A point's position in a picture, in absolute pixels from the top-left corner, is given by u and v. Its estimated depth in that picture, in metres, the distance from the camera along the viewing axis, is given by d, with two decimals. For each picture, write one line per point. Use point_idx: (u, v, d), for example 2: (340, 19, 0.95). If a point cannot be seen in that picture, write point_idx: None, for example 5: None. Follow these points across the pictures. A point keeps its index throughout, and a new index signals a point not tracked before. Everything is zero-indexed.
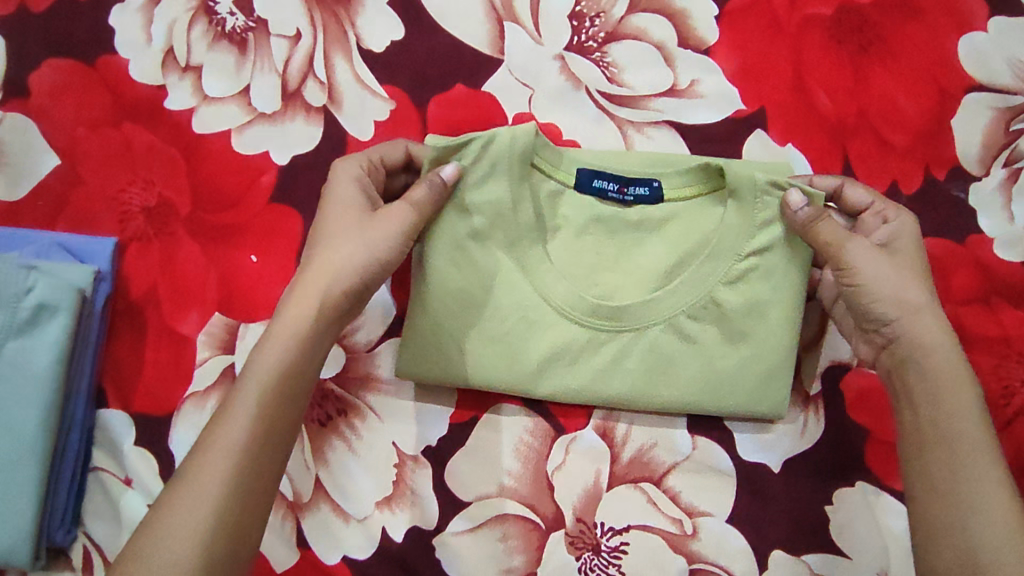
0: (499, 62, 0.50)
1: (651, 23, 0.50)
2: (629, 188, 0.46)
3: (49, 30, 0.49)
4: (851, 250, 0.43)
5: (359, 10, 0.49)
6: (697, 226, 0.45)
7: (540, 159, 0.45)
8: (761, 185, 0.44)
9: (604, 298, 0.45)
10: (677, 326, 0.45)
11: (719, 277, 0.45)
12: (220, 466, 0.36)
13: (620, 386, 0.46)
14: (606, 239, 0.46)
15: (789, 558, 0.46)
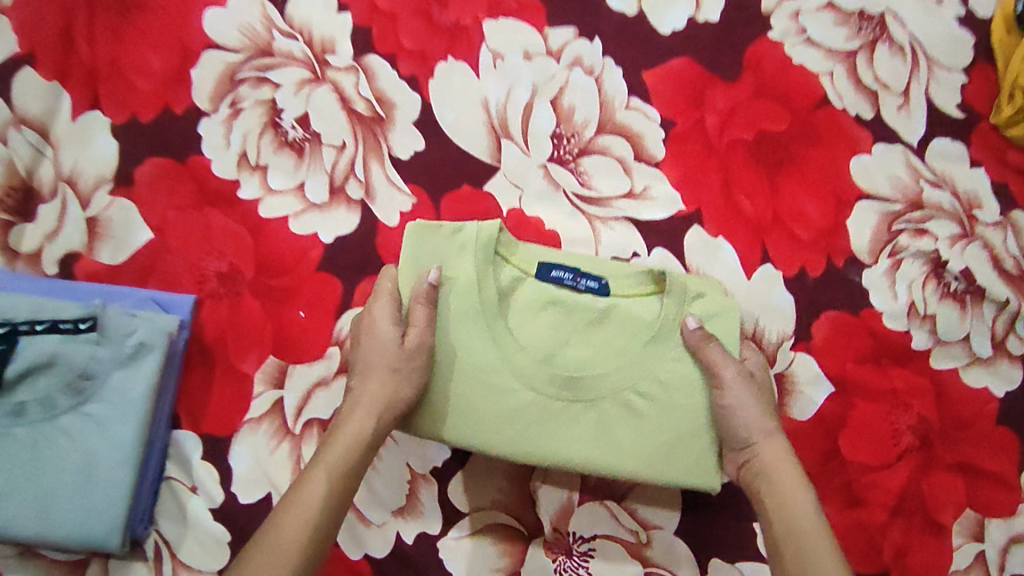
0: (497, 169, 0.65)
1: (614, 142, 0.66)
2: (583, 280, 0.57)
3: (152, 135, 0.63)
4: (723, 381, 0.54)
5: (392, 127, 0.64)
6: (636, 313, 0.57)
7: (503, 244, 0.57)
8: (688, 292, 0.57)
9: (561, 369, 0.55)
10: (624, 398, 0.55)
11: (658, 358, 0.55)
12: (292, 538, 0.47)
13: (568, 449, 0.55)
14: (563, 318, 0.57)
15: (725, 564, 0.58)
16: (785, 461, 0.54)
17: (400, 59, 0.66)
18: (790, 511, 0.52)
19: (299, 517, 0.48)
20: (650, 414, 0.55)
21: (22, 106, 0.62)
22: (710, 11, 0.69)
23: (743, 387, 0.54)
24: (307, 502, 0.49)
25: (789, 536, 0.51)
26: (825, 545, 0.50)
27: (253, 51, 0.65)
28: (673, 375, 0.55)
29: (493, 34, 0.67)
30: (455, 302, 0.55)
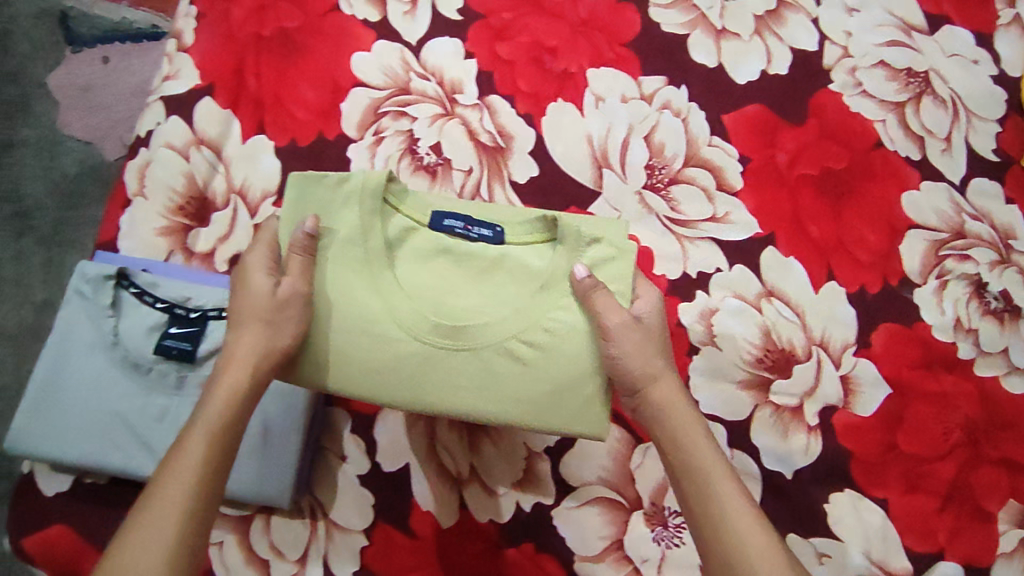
0: (599, 193, 0.75)
1: (699, 174, 0.76)
2: (474, 228, 0.60)
3: (309, 157, 0.74)
4: (614, 340, 0.55)
5: (511, 156, 0.75)
6: (530, 263, 0.59)
7: (390, 195, 0.59)
8: (584, 237, 0.59)
9: (435, 315, 0.56)
10: (510, 347, 0.56)
11: (550, 306, 0.56)
12: (177, 497, 0.48)
13: (461, 399, 0.55)
14: (453, 268, 0.60)
15: (800, 538, 0.69)
16: (677, 409, 0.58)
17: (517, 99, 0.77)
18: (699, 463, 0.56)
19: (183, 476, 0.49)
20: (537, 364, 0.56)
21: (201, 130, 0.73)
22: (780, 66, 0.80)
23: (625, 334, 0.55)
24: (189, 457, 0.50)
25: (696, 485, 0.55)
26: (741, 505, 0.54)
27: (393, 89, 0.76)
28: (569, 320, 0.56)
29: (595, 80, 0.78)
30: (330, 249, 0.56)
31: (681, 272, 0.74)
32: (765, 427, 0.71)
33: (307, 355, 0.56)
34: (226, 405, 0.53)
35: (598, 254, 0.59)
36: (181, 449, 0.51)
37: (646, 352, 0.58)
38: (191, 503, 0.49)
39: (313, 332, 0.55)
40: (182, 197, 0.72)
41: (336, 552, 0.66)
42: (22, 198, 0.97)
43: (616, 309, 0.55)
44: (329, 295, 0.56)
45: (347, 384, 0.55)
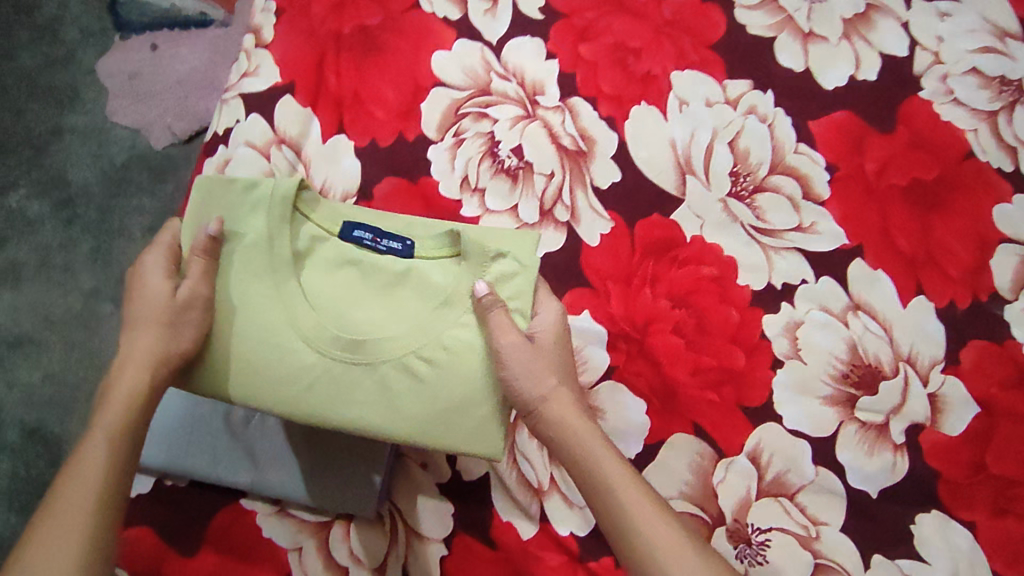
0: (681, 200, 0.73)
1: (785, 182, 0.74)
2: (383, 240, 0.62)
3: (389, 158, 0.73)
4: (507, 357, 0.56)
5: (593, 160, 0.73)
6: (430, 278, 0.61)
7: (302, 203, 0.61)
8: (489, 253, 0.60)
9: (344, 330, 0.58)
10: (407, 362, 0.57)
11: (448, 323, 0.58)
12: (81, 507, 0.51)
13: (352, 409, 0.57)
14: (358, 278, 0.61)
15: (885, 560, 0.67)
16: (570, 421, 0.59)
17: (600, 101, 0.75)
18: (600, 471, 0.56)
19: (89, 483, 0.52)
20: (427, 377, 0.56)
21: (282, 128, 0.72)
22: (869, 71, 0.77)
23: (515, 352, 0.56)
24: (91, 460, 0.52)
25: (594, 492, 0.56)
26: (656, 516, 0.54)
27: (475, 90, 0.75)
28: (466, 337, 0.57)
29: (679, 83, 0.76)
30: (236, 256, 0.58)
31: (766, 283, 0.72)
32: (850, 444, 0.69)
33: (202, 359, 0.58)
34: (125, 408, 0.55)
35: (505, 268, 0.60)
36: (77, 460, 0.52)
37: (547, 371, 0.59)
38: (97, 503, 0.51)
39: (215, 338, 0.57)
40: None
41: (416, 560, 0.65)
42: (69, 185, 1.06)
43: (512, 327, 0.56)
44: (234, 299, 0.58)
45: (245, 394, 0.57)
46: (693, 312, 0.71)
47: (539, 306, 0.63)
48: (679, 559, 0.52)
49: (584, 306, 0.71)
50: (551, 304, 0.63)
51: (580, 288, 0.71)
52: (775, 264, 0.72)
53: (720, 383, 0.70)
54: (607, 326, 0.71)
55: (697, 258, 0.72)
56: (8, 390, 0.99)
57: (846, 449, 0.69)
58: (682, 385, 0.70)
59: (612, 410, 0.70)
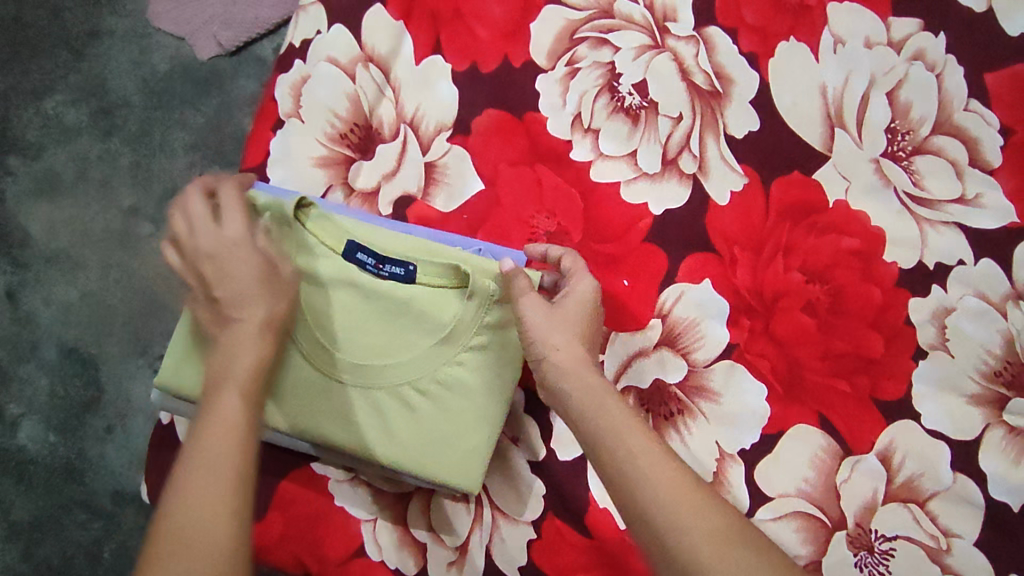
0: (826, 157, 0.63)
1: (949, 144, 0.64)
2: (386, 266, 0.56)
3: (491, 87, 0.63)
4: (526, 303, 0.51)
5: (728, 104, 0.63)
6: (433, 308, 0.55)
7: (298, 214, 0.56)
8: (492, 295, 0.54)
9: (347, 353, 0.56)
10: (402, 392, 0.55)
11: (445, 359, 0.55)
12: (230, 443, 0.41)
13: (346, 432, 0.55)
14: (362, 302, 0.56)
15: None
16: (605, 397, 0.46)
17: (741, 33, 0.65)
18: (632, 457, 0.43)
19: (228, 425, 0.42)
20: (427, 414, 0.55)
21: (371, 44, 0.63)
22: None
23: (535, 308, 0.51)
24: (227, 413, 0.43)
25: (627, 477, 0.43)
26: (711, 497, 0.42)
27: (596, 11, 0.64)
28: (464, 377, 0.55)
29: (836, 17, 0.65)
30: None
31: (916, 261, 0.63)
32: (995, 451, 0.60)
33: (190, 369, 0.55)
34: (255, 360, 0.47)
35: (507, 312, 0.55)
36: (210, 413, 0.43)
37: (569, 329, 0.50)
38: (243, 445, 0.42)
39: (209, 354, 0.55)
40: (346, 124, 0.62)
41: (500, 543, 0.58)
42: (110, 94, 0.97)
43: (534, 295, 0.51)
44: None
45: None
46: (830, 289, 0.62)
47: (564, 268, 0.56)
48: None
49: (706, 274, 0.62)
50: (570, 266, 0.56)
51: (700, 253, 0.62)
52: (929, 240, 0.63)
53: (853, 371, 0.61)
54: (728, 299, 0.62)
55: (839, 226, 0.63)
56: (47, 307, 0.93)
57: (991, 455, 0.60)
58: (809, 371, 0.61)
59: (728, 393, 0.61)
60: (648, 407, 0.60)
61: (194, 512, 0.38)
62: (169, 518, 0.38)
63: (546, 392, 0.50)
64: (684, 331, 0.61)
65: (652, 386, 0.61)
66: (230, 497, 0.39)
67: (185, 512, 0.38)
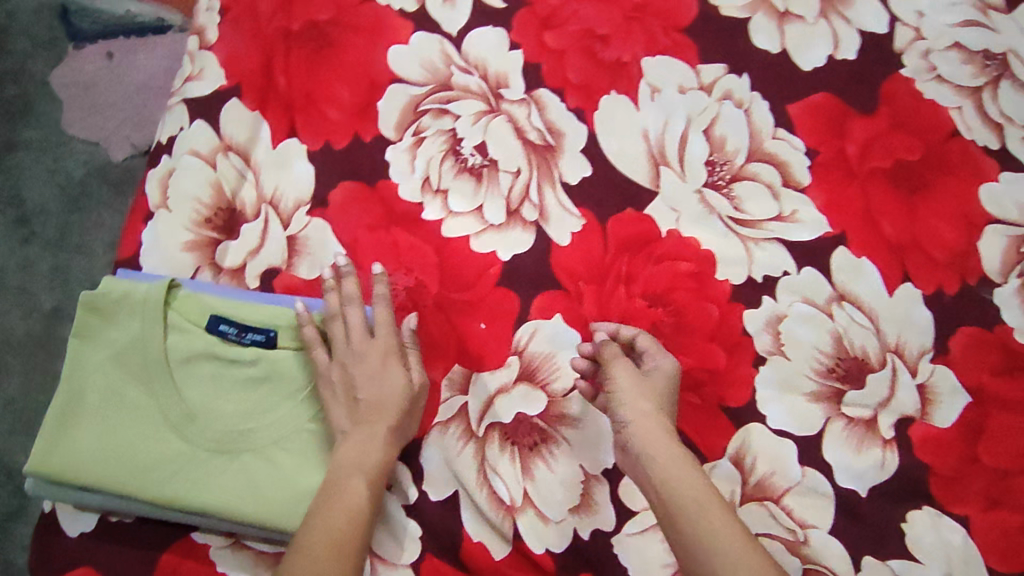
0: (655, 193, 0.70)
1: (763, 170, 0.72)
2: (248, 334, 0.59)
3: (345, 161, 0.69)
4: (614, 369, 0.61)
5: (561, 156, 0.70)
6: (295, 368, 0.58)
7: (168, 296, 0.59)
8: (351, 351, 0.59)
9: (212, 423, 0.57)
10: (268, 452, 0.57)
11: (310, 415, 0.58)
12: (338, 530, 0.50)
13: (213, 497, 0.55)
14: (223, 372, 0.58)
15: (876, 561, 0.64)
16: (710, 510, 0.52)
17: (567, 92, 0.72)
18: (707, 537, 0.51)
19: (343, 513, 0.51)
20: (297, 477, 0.56)
21: (229, 134, 0.68)
22: (848, 50, 0.75)
23: (627, 378, 0.61)
24: (347, 499, 0.52)
25: (691, 571, 0.50)
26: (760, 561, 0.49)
27: (435, 85, 0.71)
28: (328, 433, 0.58)
29: (651, 70, 0.73)
30: (112, 361, 0.58)
31: (746, 277, 0.69)
32: (837, 442, 0.66)
33: (60, 452, 0.56)
34: (377, 454, 0.55)
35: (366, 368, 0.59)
36: (332, 496, 0.52)
37: (643, 401, 0.60)
38: (349, 535, 0.50)
39: (82, 435, 0.56)
40: (210, 209, 0.67)
41: None
42: (23, 203, 1.01)
43: (625, 364, 0.61)
44: (91, 389, 0.57)
45: (104, 481, 0.56)
46: (671, 311, 0.68)
47: (620, 330, 0.65)
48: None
49: (557, 309, 0.67)
50: (639, 337, 0.65)
51: (550, 291, 0.67)
52: (755, 256, 0.69)
53: (699, 383, 0.67)
54: (579, 331, 0.67)
55: (673, 254, 0.69)
56: None
57: (835, 447, 0.66)
58: None
59: (586, 417, 0.65)
60: (513, 439, 0.64)
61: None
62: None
63: (621, 452, 0.60)
64: (540, 365, 0.66)
65: (515, 419, 0.65)
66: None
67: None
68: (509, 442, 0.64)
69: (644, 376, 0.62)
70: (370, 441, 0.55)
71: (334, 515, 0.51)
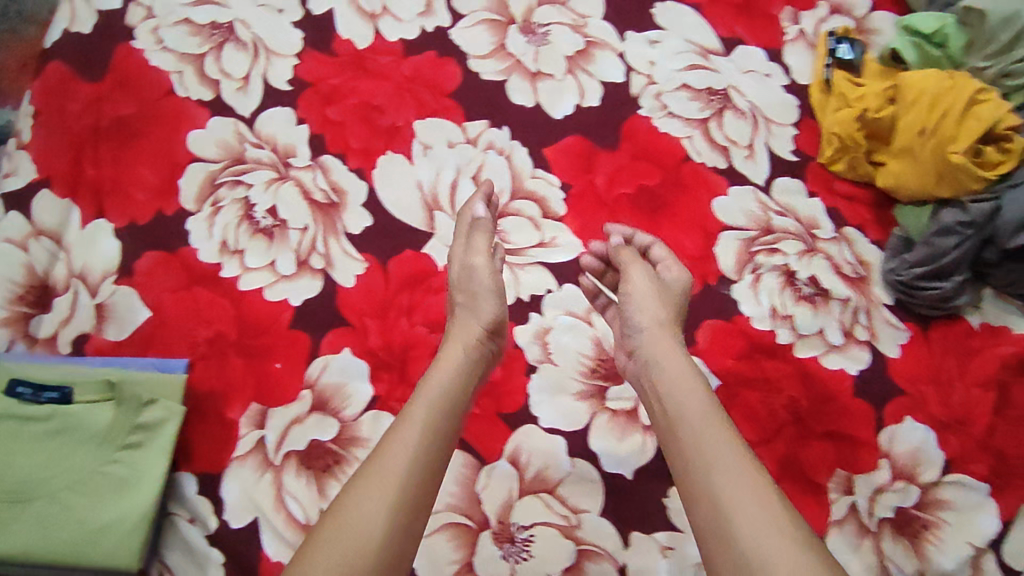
0: (431, 235, 0.81)
1: (525, 205, 0.83)
2: (44, 393, 0.67)
3: (150, 234, 0.78)
4: (630, 271, 0.73)
5: (344, 212, 0.80)
6: (88, 420, 0.66)
7: None
8: (142, 399, 0.67)
9: (6, 475, 0.63)
10: (59, 497, 0.63)
11: (101, 459, 0.65)
12: (408, 454, 0.57)
13: (5, 542, 0.61)
14: (21, 428, 0.65)
15: (643, 535, 0.74)
16: (708, 411, 0.61)
17: (348, 156, 0.82)
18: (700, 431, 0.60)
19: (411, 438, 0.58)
20: (88, 515, 0.63)
21: (41, 221, 0.77)
22: (593, 98, 0.87)
23: (636, 272, 0.73)
24: (413, 429, 0.59)
25: (691, 448, 0.60)
26: (737, 456, 0.58)
27: (228, 160, 0.81)
28: (121, 472, 0.65)
29: (423, 131, 0.84)
30: None
31: (514, 298, 0.80)
32: (602, 433, 0.77)
33: None
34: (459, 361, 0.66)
35: (155, 413, 0.67)
36: (403, 420, 0.60)
37: (657, 308, 0.70)
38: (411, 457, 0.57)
39: None
40: (23, 286, 0.75)
41: None
42: None
43: (638, 266, 0.73)
44: None
45: None
46: None
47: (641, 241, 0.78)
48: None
49: (346, 344, 0.76)
50: (659, 249, 0.77)
51: (339, 329, 0.76)
52: (519, 279, 0.80)
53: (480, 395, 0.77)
54: (366, 360, 0.76)
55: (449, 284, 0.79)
56: None
57: (600, 438, 0.77)
58: None
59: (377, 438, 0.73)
60: (308, 464, 0.72)
61: (370, 505, 0.54)
62: (339, 508, 0.54)
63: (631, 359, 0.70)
64: (332, 395, 0.74)
65: (309, 446, 0.73)
66: (389, 505, 0.54)
67: (352, 506, 0.54)
68: (306, 467, 0.72)
69: (655, 279, 0.73)
70: (438, 376, 0.64)
71: (398, 441, 0.58)
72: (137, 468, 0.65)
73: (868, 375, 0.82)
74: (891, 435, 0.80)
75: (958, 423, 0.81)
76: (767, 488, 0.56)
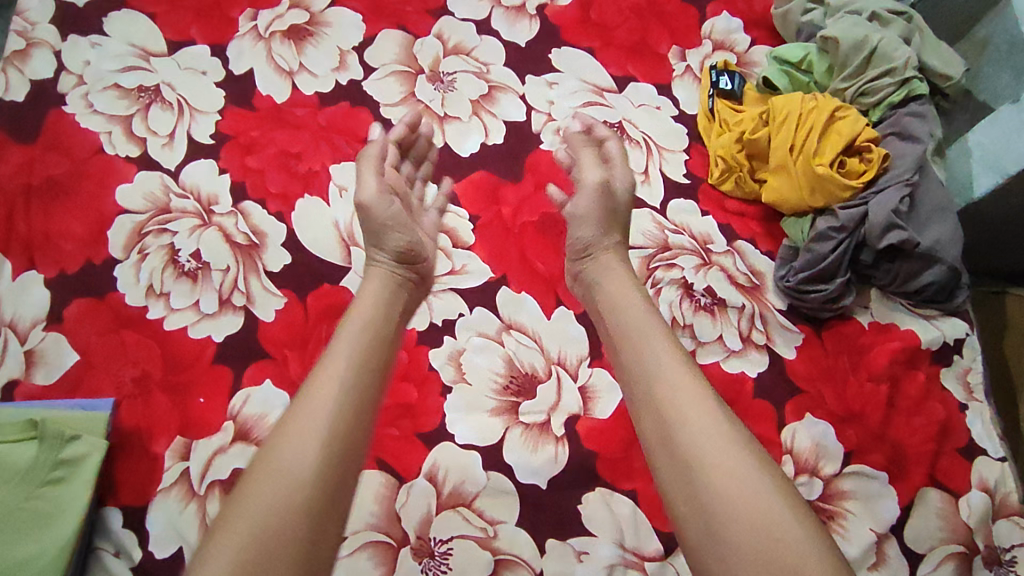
0: (348, 268, 0.86)
1: None
2: None
3: (78, 282, 0.82)
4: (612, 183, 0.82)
5: (264, 252, 0.85)
6: (10, 459, 0.69)
7: None
8: (64, 436, 0.70)
9: None
10: None
11: (25, 496, 0.68)
12: (337, 369, 0.64)
13: None
14: None
15: (559, 542, 0.77)
16: (636, 322, 0.70)
17: (268, 200, 0.88)
18: (626, 346, 0.69)
19: (341, 357, 0.65)
20: (13, 548, 0.65)
21: None
22: (497, 136, 0.95)
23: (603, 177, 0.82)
24: (342, 349, 0.66)
25: (624, 363, 0.69)
26: (666, 355, 0.67)
27: (154, 210, 0.86)
28: (42, 508, 0.68)
29: (339, 174, 0.90)
30: None
31: (428, 322, 0.85)
32: (516, 445, 0.80)
33: None
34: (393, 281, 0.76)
35: (79, 448, 0.71)
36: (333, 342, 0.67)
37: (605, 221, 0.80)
38: (347, 374, 0.64)
39: None
40: None
41: None
42: None
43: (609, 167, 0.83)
44: None
45: None
46: None
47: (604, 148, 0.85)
48: (718, 516, 0.57)
49: (267, 376, 0.80)
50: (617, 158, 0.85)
51: (260, 361, 0.80)
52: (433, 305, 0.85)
53: (397, 417, 0.80)
54: (286, 390, 0.80)
55: None
56: None
57: (515, 450, 0.80)
58: None
59: None
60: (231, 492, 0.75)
61: (310, 415, 0.61)
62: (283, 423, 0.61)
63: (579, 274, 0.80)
64: (254, 424, 0.78)
65: (232, 474, 0.76)
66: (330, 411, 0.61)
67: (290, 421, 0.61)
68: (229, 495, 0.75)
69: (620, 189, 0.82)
70: (368, 296, 0.72)
71: (332, 359, 0.65)
72: (62, 501, 0.69)
73: (769, 376, 0.86)
74: (794, 431, 0.83)
75: (854, 417, 0.85)
76: (692, 378, 0.65)
